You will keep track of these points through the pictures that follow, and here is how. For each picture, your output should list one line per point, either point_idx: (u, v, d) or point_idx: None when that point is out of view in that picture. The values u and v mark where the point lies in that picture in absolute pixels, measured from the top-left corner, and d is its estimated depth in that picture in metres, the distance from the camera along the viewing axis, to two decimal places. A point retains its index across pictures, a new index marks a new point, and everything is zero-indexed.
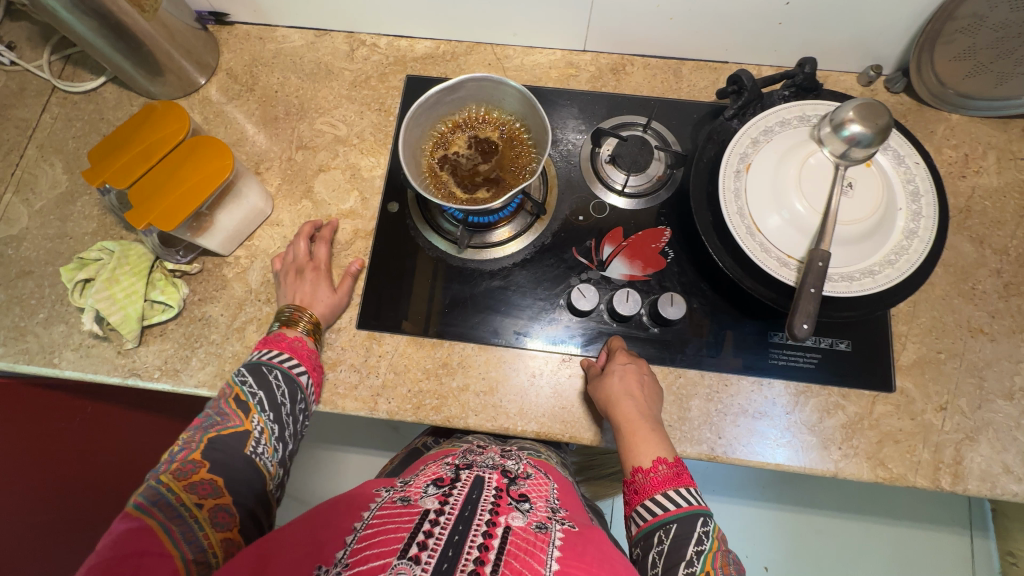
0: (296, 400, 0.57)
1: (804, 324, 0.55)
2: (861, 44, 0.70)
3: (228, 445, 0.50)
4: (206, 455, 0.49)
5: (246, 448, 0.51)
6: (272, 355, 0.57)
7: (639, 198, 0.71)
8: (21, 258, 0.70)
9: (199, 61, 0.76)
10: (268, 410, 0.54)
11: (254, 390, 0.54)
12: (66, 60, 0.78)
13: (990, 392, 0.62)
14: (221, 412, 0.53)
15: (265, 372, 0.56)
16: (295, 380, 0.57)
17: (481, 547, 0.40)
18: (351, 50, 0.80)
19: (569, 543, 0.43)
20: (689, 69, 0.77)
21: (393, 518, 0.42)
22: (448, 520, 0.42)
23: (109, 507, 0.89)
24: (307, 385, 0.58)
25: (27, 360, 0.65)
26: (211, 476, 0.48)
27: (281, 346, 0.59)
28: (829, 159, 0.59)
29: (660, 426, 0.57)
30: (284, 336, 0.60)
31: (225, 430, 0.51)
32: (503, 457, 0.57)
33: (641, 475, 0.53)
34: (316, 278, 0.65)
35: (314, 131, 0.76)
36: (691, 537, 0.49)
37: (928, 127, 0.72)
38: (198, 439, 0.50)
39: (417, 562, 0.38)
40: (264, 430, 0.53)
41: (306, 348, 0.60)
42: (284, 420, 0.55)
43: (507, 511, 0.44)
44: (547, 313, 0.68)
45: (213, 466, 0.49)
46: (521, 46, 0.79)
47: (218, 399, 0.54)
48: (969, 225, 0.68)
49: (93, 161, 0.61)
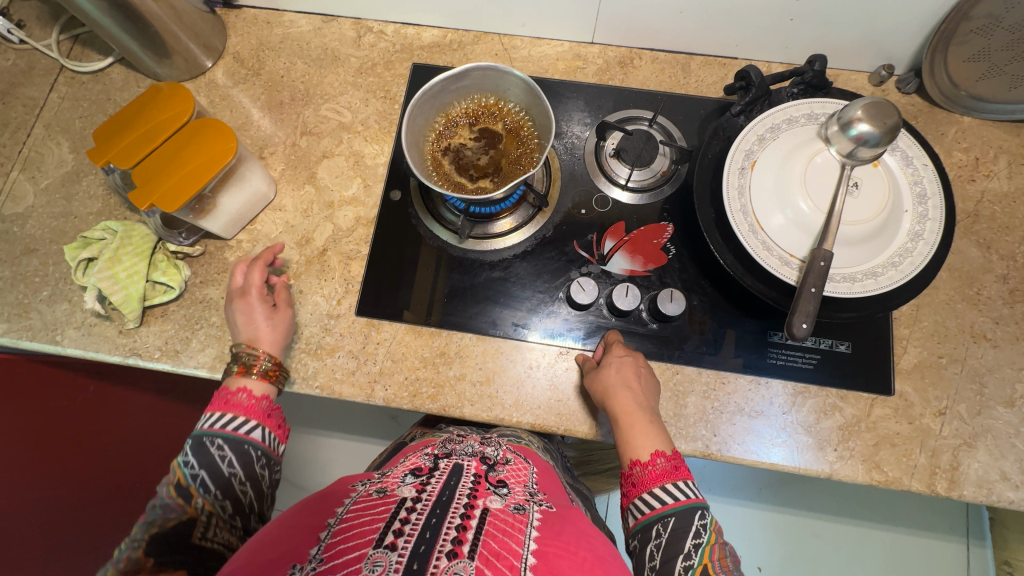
0: (250, 461, 0.52)
1: (804, 324, 0.55)
2: (874, 43, 0.69)
3: (173, 538, 0.48)
4: (151, 550, 0.47)
5: (194, 535, 0.49)
6: (214, 421, 0.53)
7: (642, 192, 0.71)
8: (26, 235, 0.70)
9: (206, 44, 0.76)
10: (212, 492, 0.50)
11: (196, 471, 0.50)
12: (74, 40, 0.78)
13: (990, 399, 0.62)
14: (164, 502, 0.50)
15: (208, 446, 0.51)
16: (244, 444, 0.52)
17: (459, 528, 0.40)
18: (358, 36, 0.80)
19: (547, 523, 0.43)
20: (698, 64, 0.76)
21: (367, 510, 0.42)
22: (425, 505, 0.42)
23: (108, 485, 0.90)
24: (263, 439, 0.54)
25: (31, 336, 0.66)
26: (155, 568, 0.46)
27: (225, 407, 0.54)
28: (836, 158, 0.58)
29: (655, 415, 0.57)
30: (228, 393, 0.55)
31: (168, 522, 0.49)
32: (483, 444, 0.57)
33: (638, 468, 0.53)
34: (249, 303, 0.60)
35: (319, 117, 0.76)
36: (689, 531, 0.49)
37: (939, 129, 0.71)
38: (141, 537, 0.48)
39: (393, 549, 0.38)
40: (212, 514, 0.50)
41: (254, 398, 0.55)
42: (234, 496, 0.51)
43: (485, 494, 0.45)
44: (547, 305, 0.68)
45: (158, 558, 0.47)
46: (529, 37, 0.78)
47: (163, 484, 0.51)
48: (977, 229, 0.67)
49: (98, 141, 0.62)
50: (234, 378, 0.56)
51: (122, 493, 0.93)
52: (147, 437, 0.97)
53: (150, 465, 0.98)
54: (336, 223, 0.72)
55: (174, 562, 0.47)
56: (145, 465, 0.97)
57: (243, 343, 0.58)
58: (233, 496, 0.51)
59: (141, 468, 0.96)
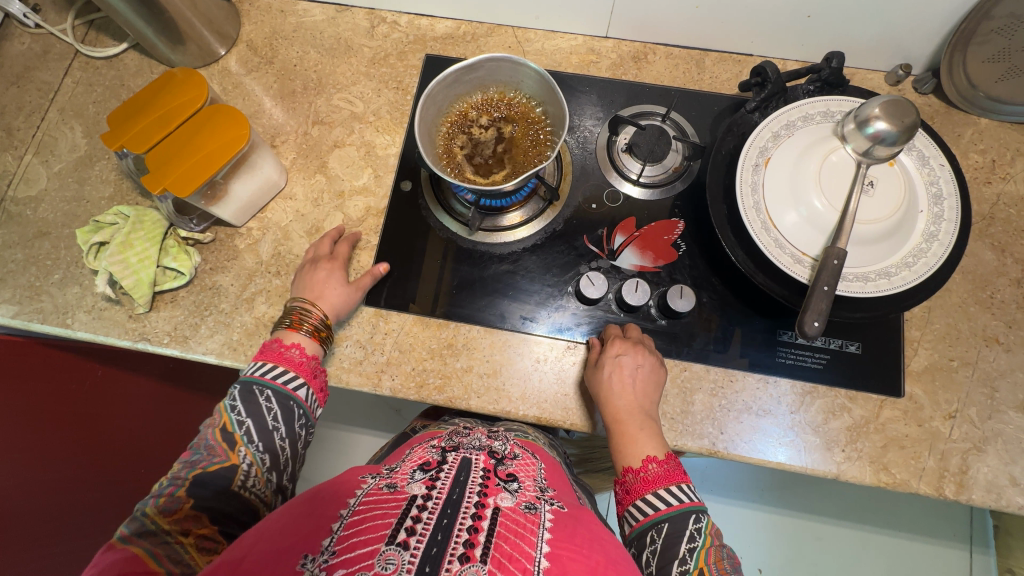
0: (292, 418, 0.54)
1: (815, 322, 0.54)
2: (892, 41, 0.68)
3: (214, 484, 0.49)
4: (191, 492, 0.47)
5: (234, 483, 0.49)
6: (265, 371, 0.55)
7: (654, 188, 0.70)
8: (38, 219, 0.71)
9: (220, 32, 0.76)
10: (255, 441, 0.51)
11: (242, 418, 0.52)
12: (90, 25, 0.79)
13: (1002, 403, 0.61)
14: (210, 447, 0.51)
15: (256, 395, 0.53)
16: (289, 398, 0.54)
17: (470, 530, 0.40)
18: (372, 27, 0.80)
19: (560, 524, 0.43)
20: (713, 60, 0.76)
21: (379, 504, 0.42)
22: (436, 504, 0.42)
23: (117, 470, 0.91)
24: (306, 398, 0.56)
25: (42, 319, 0.67)
26: (193, 510, 0.47)
27: (278, 359, 0.56)
28: (852, 156, 0.58)
29: (650, 419, 0.57)
30: (282, 346, 0.57)
31: (211, 466, 0.49)
32: (490, 439, 0.57)
33: (631, 475, 0.53)
34: (332, 268, 0.64)
35: (330, 106, 0.76)
36: (683, 535, 0.49)
37: (956, 130, 0.70)
38: (185, 476, 0.49)
39: (405, 548, 0.38)
40: (253, 464, 0.51)
41: (303, 356, 0.57)
42: (274, 449, 0.52)
43: (496, 492, 0.45)
44: (555, 300, 0.67)
45: (198, 500, 0.47)
46: (543, 30, 0.78)
47: (208, 429, 0.52)
48: (992, 232, 0.67)
49: (111, 125, 0.62)
50: (288, 334, 0.58)
51: (130, 478, 0.95)
52: (156, 423, 0.99)
53: (157, 450, 1.00)
54: (347, 212, 0.72)
55: (210, 506, 0.47)
56: (153, 449, 0.99)
57: (304, 300, 0.61)
58: (272, 449, 0.52)
59: (148, 453, 0.98)
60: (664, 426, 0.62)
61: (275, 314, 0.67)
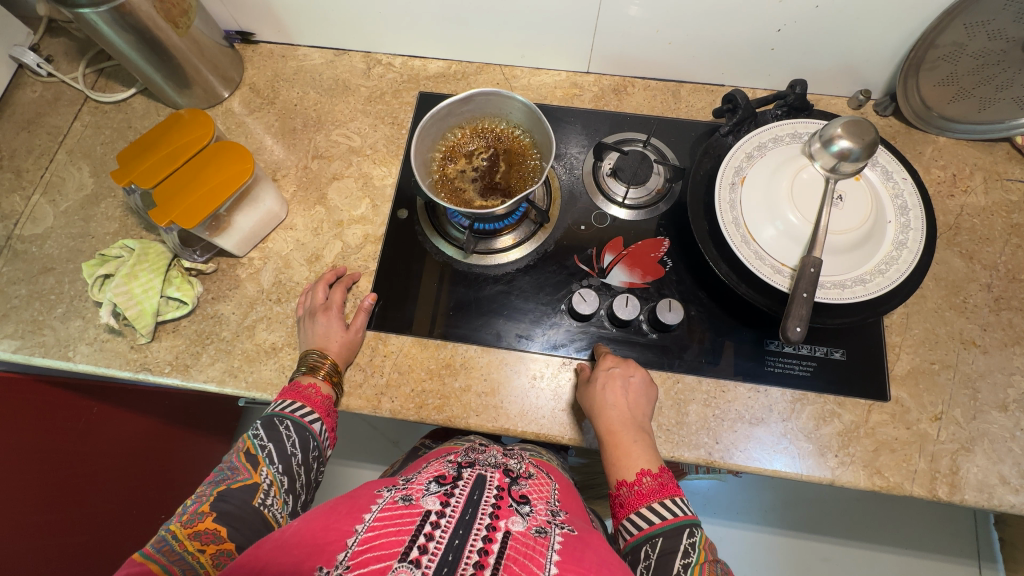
0: (308, 448, 0.57)
1: (797, 328, 0.57)
2: (850, 70, 0.74)
3: (237, 498, 0.50)
4: (215, 507, 0.49)
5: (255, 500, 0.51)
6: (285, 406, 0.58)
7: (639, 209, 0.74)
8: (44, 255, 0.73)
9: (224, 76, 0.81)
10: (276, 463, 0.54)
11: (265, 443, 0.54)
12: (100, 72, 0.83)
13: (984, 404, 0.63)
14: (233, 466, 0.53)
15: (277, 424, 0.56)
16: (306, 428, 0.57)
17: (481, 552, 0.40)
18: (368, 68, 0.85)
19: (569, 547, 0.44)
20: (687, 91, 0.81)
21: (394, 519, 0.43)
22: (449, 523, 0.43)
23: (110, 511, 0.89)
24: (320, 432, 0.58)
25: (43, 352, 0.67)
26: (215, 523, 0.48)
27: (296, 396, 0.59)
28: (820, 173, 0.62)
29: (643, 431, 0.58)
30: (300, 385, 0.60)
31: (235, 484, 0.52)
32: (506, 456, 0.58)
33: (625, 489, 0.54)
34: (329, 318, 0.66)
35: (329, 142, 0.80)
36: (677, 550, 0.49)
37: (917, 147, 0.75)
38: (210, 492, 0.51)
39: (417, 566, 0.39)
40: (273, 483, 0.53)
41: (320, 394, 0.60)
42: (294, 472, 0.55)
43: (507, 514, 0.45)
44: (549, 317, 0.70)
45: (220, 515, 0.49)
46: (528, 68, 0.83)
47: (232, 453, 0.55)
48: (958, 241, 0.70)
49: (121, 163, 0.65)
50: (303, 375, 0.62)
51: (122, 522, 0.92)
52: (149, 463, 0.97)
53: (150, 493, 0.98)
54: (345, 240, 0.74)
55: (231, 522, 0.49)
56: (147, 491, 0.97)
57: (316, 350, 0.64)
58: (291, 472, 0.54)
59: (142, 495, 0.96)
60: (659, 437, 0.63)
61: (275, 341, 0.69)
